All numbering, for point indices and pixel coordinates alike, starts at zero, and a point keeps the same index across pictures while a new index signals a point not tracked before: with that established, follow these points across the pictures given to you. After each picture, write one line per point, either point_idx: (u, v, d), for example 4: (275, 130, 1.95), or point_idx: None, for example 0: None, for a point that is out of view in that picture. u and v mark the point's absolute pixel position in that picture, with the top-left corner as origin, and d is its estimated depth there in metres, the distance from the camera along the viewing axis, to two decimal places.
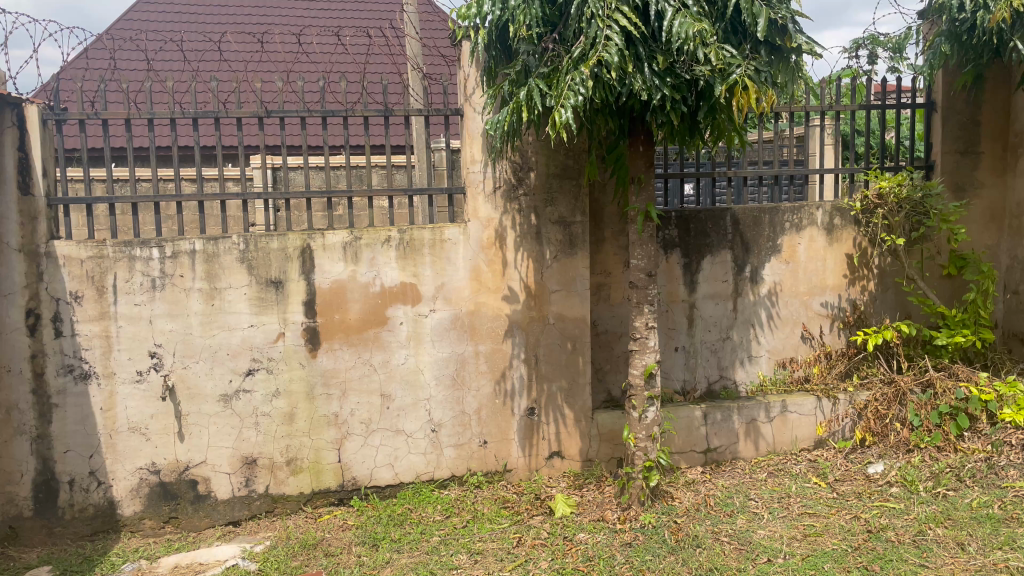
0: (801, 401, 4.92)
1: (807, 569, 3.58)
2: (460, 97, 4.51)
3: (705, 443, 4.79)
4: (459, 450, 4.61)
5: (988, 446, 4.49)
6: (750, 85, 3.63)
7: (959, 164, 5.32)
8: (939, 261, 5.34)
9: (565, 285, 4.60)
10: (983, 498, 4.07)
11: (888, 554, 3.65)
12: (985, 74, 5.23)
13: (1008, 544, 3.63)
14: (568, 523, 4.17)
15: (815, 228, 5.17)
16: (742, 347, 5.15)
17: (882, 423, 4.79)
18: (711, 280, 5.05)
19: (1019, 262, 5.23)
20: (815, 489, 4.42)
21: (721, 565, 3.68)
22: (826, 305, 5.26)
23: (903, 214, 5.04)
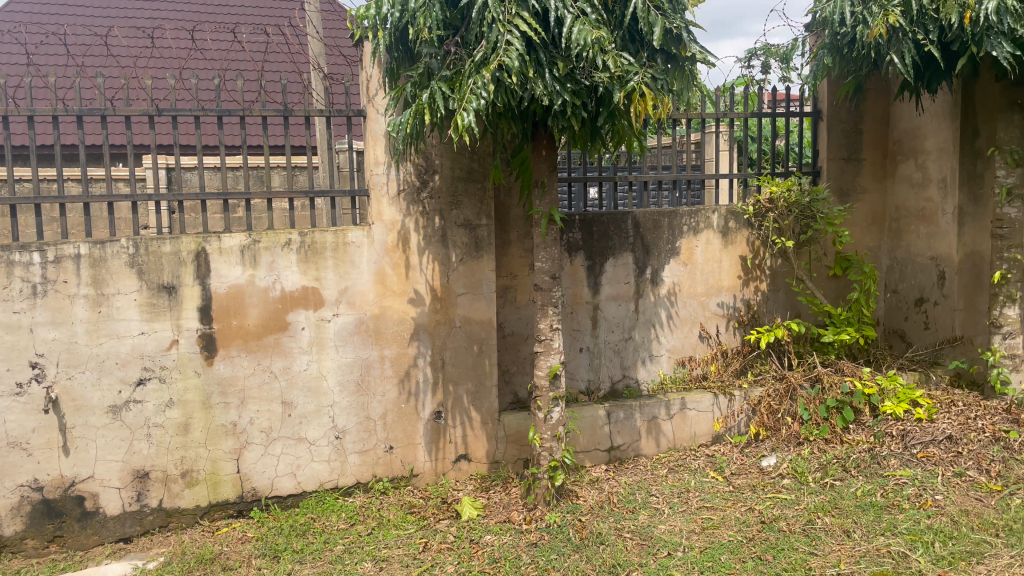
0: (699, 397, 5.07)
1: (705, 561, 3.71)
2: (363, 98, 4.46)
3: (609, 441, 4.88)
4: (364, 456, 4.54)
5: (870, 437, 4.74)
6: (647, 92, 3.73)
7: (844, 170, 5.59)
8: (826, 262, 5.62)
9: (471, 288, 4.60)
10: (867, 487, 4.31)
11: (780, 544, 3.81)
12: (866, 85, 5.58)
13: (889, 530, 3.85)
14: (475, 525, 4.17)
15: (711, 231, 5.36)
16: (643, 347, 5.27)
17: (774, 417, 5.00)
18: (613, 282, 5.16)
19: (899, 262, 5.64)
20: (712, 483, 4.57)
21: (624, 561, 3.75)
22: (722, 305, 5.46)
23: (792, 218, 5.34)
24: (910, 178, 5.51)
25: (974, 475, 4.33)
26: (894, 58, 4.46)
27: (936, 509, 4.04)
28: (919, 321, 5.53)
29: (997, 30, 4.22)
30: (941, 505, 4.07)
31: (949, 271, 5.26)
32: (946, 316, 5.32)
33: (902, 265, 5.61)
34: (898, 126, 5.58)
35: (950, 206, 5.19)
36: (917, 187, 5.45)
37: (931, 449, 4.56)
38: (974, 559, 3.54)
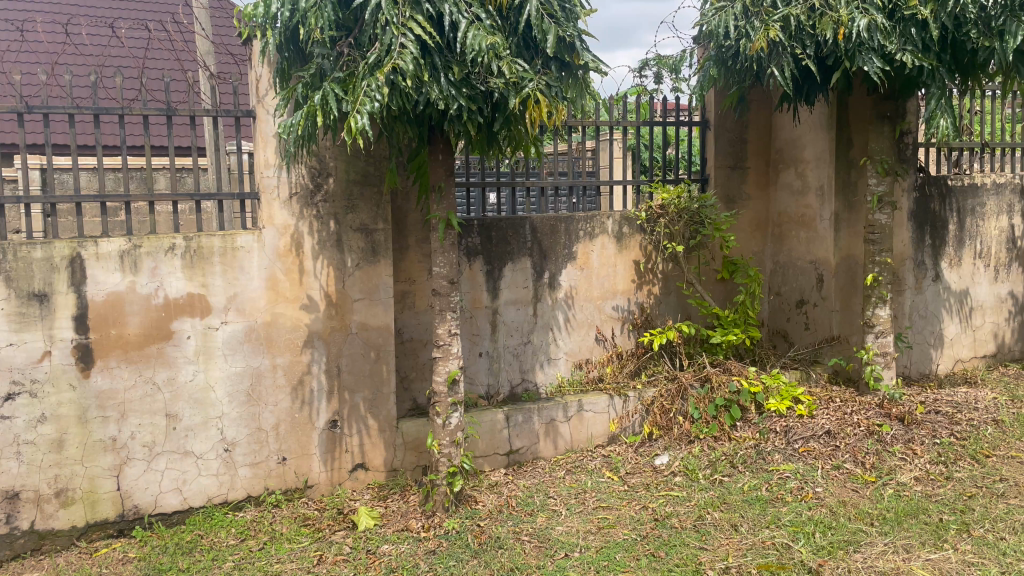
0: (595, 399, 5.16)
1: (601, 561, 3.77)
2: (252, 98, 4.33)
3: (508, 445, 4.90)
4: (256, 469, 4.39)
5: (756, 433, 4.94)
6: (541, 99, 3.74)
7: (730, 178, 5.82)
8: (714, 266, 5.85)
9: (367, 294, 4.53)
10: (753, 481, 4.48)
11: (672, 540, 3.91)
12: (750, 97, 5.83)
13: (773, 523, 4.02)
14: (371, 536, 4.10)
15: (606, 236, 5.47)
16: (541, 350, 5.32)
17: (667, 417, 5.12)
18: (512, 287, 5.18)
19: (782, 266, 5.93)
20: (608, 483, 4.66)
21: (522, 564, 3.77)
22: (618, 308, 5.59)
23: (682, 223, 5.50)
24: (792, 187, 5.79)
25: (850, 467, 4.57)
26: (774, 71, 4.68)
27: (816, 501, 4.24)
28: (800, 321, 5.84)
29: (868, 47, 4.46)
30: (821, 497, 4.28)
31: (826, 273, 5.58)
32: (824, 315, 5.64)
33: (784, 268, 5.91)
34: (780, 136, 5.86)
35: (828, 212, 5.49)
36: (797, 195, 5.74)
37: (812, 443, 4.79)
38: (851, 547, 3.74)
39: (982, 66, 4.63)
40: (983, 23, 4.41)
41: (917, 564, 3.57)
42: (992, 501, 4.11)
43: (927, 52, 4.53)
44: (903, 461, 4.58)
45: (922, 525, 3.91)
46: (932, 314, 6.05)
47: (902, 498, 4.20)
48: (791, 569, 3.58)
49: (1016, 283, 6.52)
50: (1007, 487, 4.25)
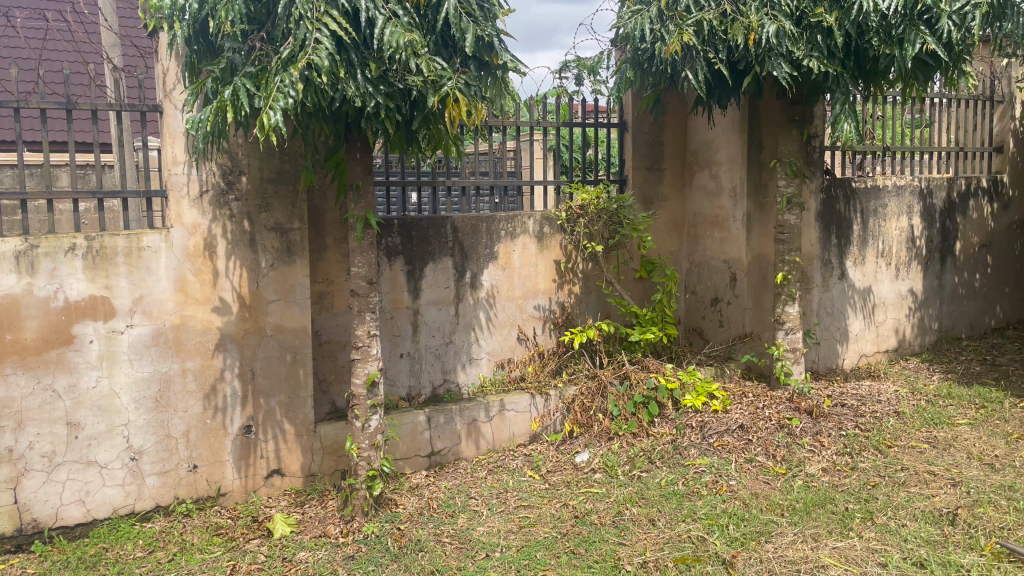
0: (517, 398, 5.17)
1: (521, 560, 3.77)
2: (158, 92, 4.16)
3: (429, 446, 4.86)
4: (165, 478, 4.23)
5: (673, 429, 5.05)
6: (460, 98, 3.75)
7: (647, 178, 5.94)
8: (633, 266, 5.94)
9: (282, 295, 4.42)
10: (670, 476, 4.57)
11: (591, 537, 3.95)
12: (666, 100, 5.96)
13: (689, 516, 4.11)
14: (287, 543, 4.00)
15: (527, 236, 5.50)
16: (463, 350, 5.30)
17: (587, 415, 5.18)
18: (433, 287, 5.14)
19: (696, 265, 6.08)
20: (529, 482, 4.67)
21: (442, 566, 3.75)
22: (539, 307, 5.62)
23: (601, 224, 5.54)
24: (706, 187, 5.94)
25: (762, 460, 4.71)
26: (688, 74, 4.79)
27: (730, 494, 4.36)
28: (714, 319, 6.00)
29: (777, 52, 4.61)
30: (734, 490, 4.40)
31: (739, 272, 5.74)
32: (737, 313, 5.80)
33: (699, 267, 6.05)
34: (694, 139, 6.01)
35: (740, 213, 5.66)
36: (711, 195, 5.89)
37: (726, 437, 4.92)
38: (763, 538, 3.85)
39: (883, 73, 4.82)
40: (884, 31, 4.59)
41: (824, 552, 3.70)
42: (894, 490, 4.30)
43: (832, 59, 4.70)
44: (812, 453, 4.75)
45: (829, 514, 4.06)
46: (838, 311, 6.30)
47: (811, 488, 4.35)
48: (706, 562, 3.67)
49: (916, 281, 6.85)
50: (907, 476, 4.45)
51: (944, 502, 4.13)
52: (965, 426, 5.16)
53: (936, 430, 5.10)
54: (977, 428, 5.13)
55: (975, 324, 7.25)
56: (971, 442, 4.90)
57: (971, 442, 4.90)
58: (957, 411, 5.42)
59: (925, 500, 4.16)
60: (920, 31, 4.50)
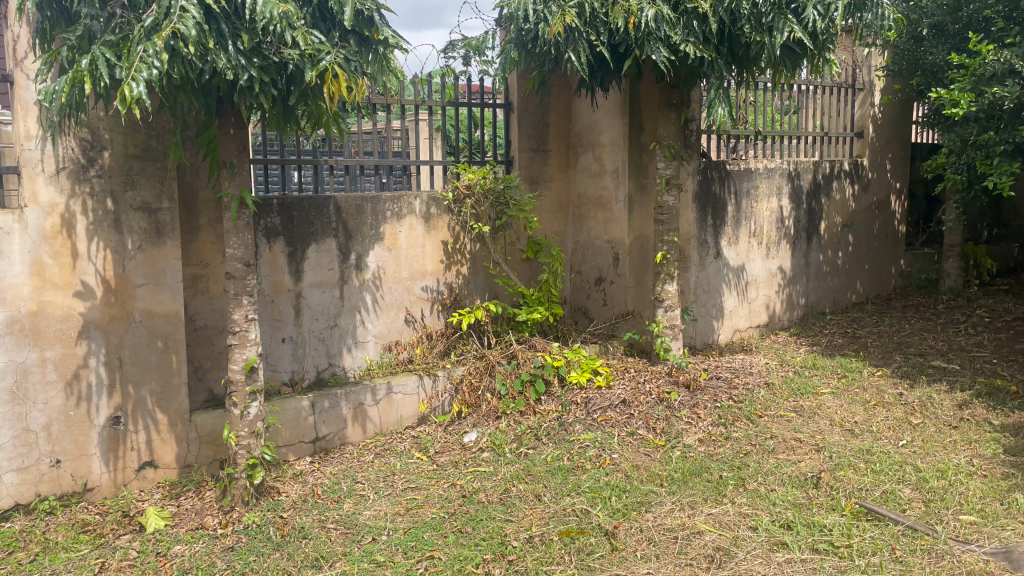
0: (404, 380, 5.12)
1: (408, 541, 3.75)
2: (8, 61, 3.84)
3: (314, 432, 4.75)
4: (24, 474, 3.96)
5: (559, 405, 5.14)
6: (340, 73, 3.63)
7: (533, 160, 5.99)
8: (520, 247, 5.99)
9: (152, 279, 4.19)
10: (555, 452, 4.66)
11: (479, 515, 3.97)
12: (551, 82, 6.01)
13: (574, 490, 4.20)
14: (161, 537, 3.84)
15: (414, 216, 5.43)
16: (348, 333, 5.19)
17: (475, 395, 5.19)
18: (316, 269, 5.01)
19: (582, 246, 6.19)
20: (417, 463, 4.65)
21: (327, 552, 3.69)
22: (426, 289, 5.57)
23: (488, 204, 5.57)
24: (590, 169, 6.04)
25: (643, 433, 4.86)
26: (571, 56, 4.82)
27: (612, 466, 4.48)
28: (598, 298, 6.13)
29: (656, 36, 4.72)
30: (617, 463, 4.52)
31: (622, 252, 5.88)
32: (620, 292, 5.95)
33: (583, 248, 6.17)
34: (578, 121, 6.10)
35: (622, 194, 5.80)
36: (595, 177, 6.00)
37: (609, 412, 5.05)
38: (643, 508, 3.99)
39: (755, 59, 5.02)
40: (755, 18, 4.79)
41: (700, 519, 3.87)
42: (764, 457, 4.54)
43: (707, 44, 4.85)
44: (689, 425, 4.95)
45: (705, 482, 4.25)
46: (714, 289, 6.58)
47: (688, 459, 4.54)
48: (589, 533, 3.76)
49: (785, 259, 7.22)
50: (776, 443, 4.70)
51: (809, 467, 4.39)
52: (827, 395, 5.50)
53: (802, 399, 5.41)
54: (838, 396, 5.48)
55: (838, 299, 7.72)
56: (833, 410, 5.23)
57: (833, 410, 5.23)
58: (821, 381, 5.77)
59: (792, 465, 4.41)
60: (788, 20, 4.72)
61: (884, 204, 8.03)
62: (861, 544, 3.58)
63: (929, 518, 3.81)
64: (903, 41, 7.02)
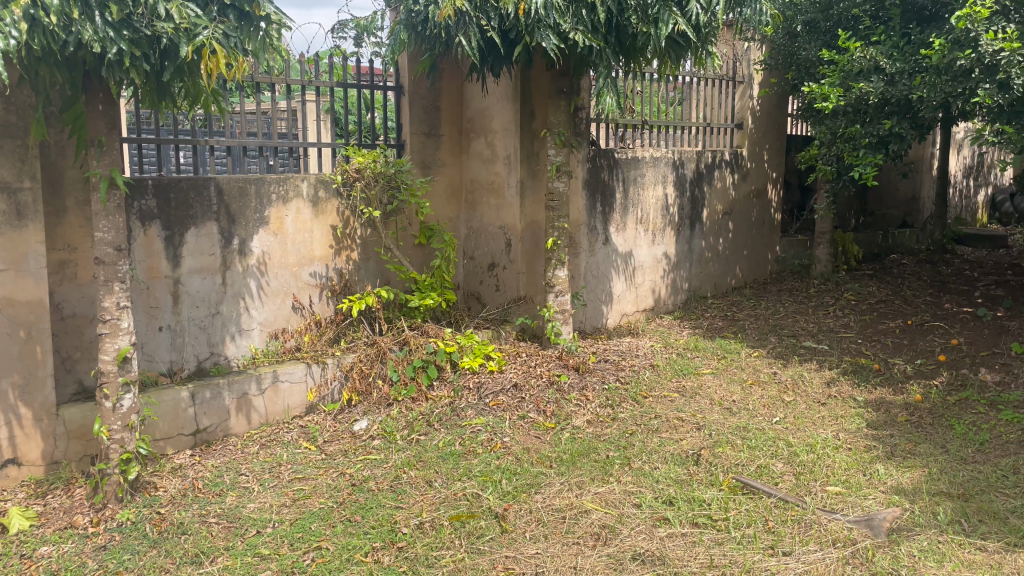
0: (291, 369, 4.98)
1: (295, 533, 3.67)
2: None
3: (194, 424, 4.55)
4: None
5: (451, 391, 5.14)
6: (217, 50, 3.46)
7: (425, 144, 5.93)
8: (412, 232, 5.93)
9: (12, 264, 3.91)
10: (447, 438, 4.65)
11: (368, 503, 3.93)
12: (442, 65, 5.95)
13: (465, 475, 4.21)
14: (26, 539, 3.63)
15: (301, 200, 5.28)
16: (232, 321, 5.00)
17: (366, 382, 5.11)
18: (196, 254, 4.79)
19: (474, 232, 6.19)
20: (305, 453, 4.55)
21: (207, 547, 3.56)
22: (315, 275, 5.43)
23: (379, 187, 5.51)
24: (482, 154, 6.03)
25: (533, 416, 4.93)
26: (462, 40, 4.79)
27: (503, 450, 4.52)
28: (491, 284, 6.16)
29: (545, 23, 4.74)
30: (508, 446, 4.56)
31: (514, 238, 5.92)
32: (512, 278, 6.00)
33: (476, 233, 6.17)
34: (470, 106, 6.07)
35: (514, 179, 5.83)
36: (487, 162, 6.00)
37: (501, 397, 5.09)
38: (532, 490, 4.05)
39: (642, 50, 5.13)
40: (642, 9, 4.87)
41: (587, 498, 3.96)
42: (648, 436, 4.70)
43: (596, 33, 4.91)
44: (578, 407, 5.06)
45: (593, 462, 4.35)
46: (603, 274, 6.74)
47: (576, 440, 4.63)
48: (479, 517, 3.79)
49: (670, 245, 7.46)
50: (660, 423, 4.87)
51: (691, 445, 4.57)
52: (708, 375, 5.74)
53: (684, 379, 5.63)
54: (718, 376, 5.72)
55: (719, 284, 8.05)
56: (713, 390, 5.46)
57: (713, 389, 5.46)
58: (702, 362, 6.01)
59: (674, 444, 4.58)
60: (673, 12, 4.84)
61: (762, 192, 8.41)
62: (736, 517, 3.76)
63: (799, 490, 4.04)
64: (779, 37, 7.34)
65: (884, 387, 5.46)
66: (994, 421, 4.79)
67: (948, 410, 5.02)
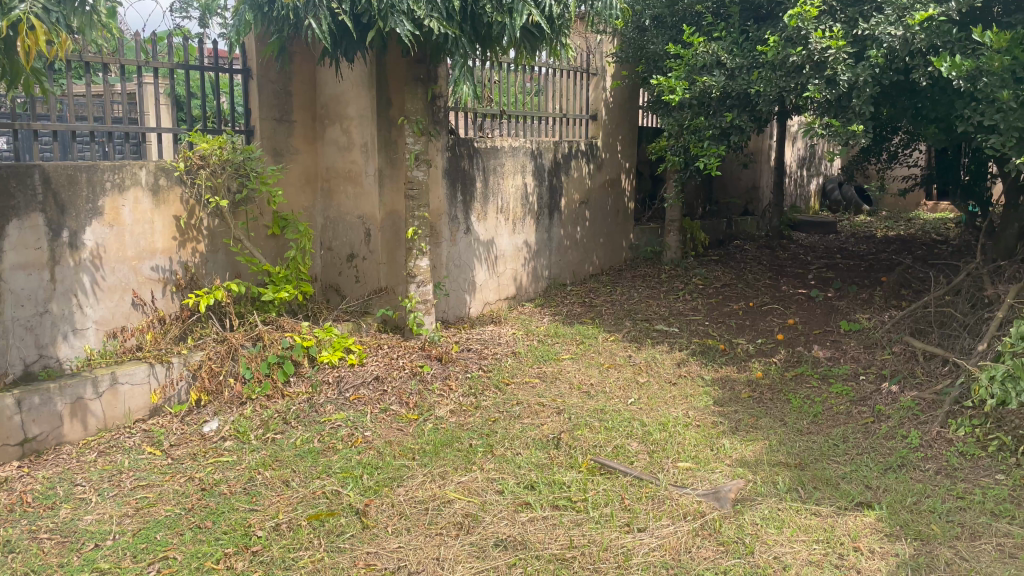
0: (131, 370, 4.62)
1: (138, 543, 3.44)
2: None
3: (21, 433, 4.17)
4: None
5: (309, 387, 4.99)
6: (35, 25, 3.16)
7: (276, 130, 5.69)
8: (264, 222, 5.70)
9: None
10: (305, 435, 4.50)
11: (219, 508, 3.74)
12: (292, 49, 5.72)
13: (324, 472, 4.09)
14: None
15: (139, 188, 4.93)
16: (63, 320, 4.62)
17: (216, 381, 4.84)
18: (19, 248, 4.38)
19: (331, 221, 6.02)
20: (149, 459, 4.27)
21: (39, 565, 3.28)
22: (157, 269, 5.10)
23: (226, 175, 5.24)
24: (337, 142, 5.86)
25: (395, 409, 4.86)
26: (312, 23, 4.61)
27: (364, 445, 4.43)
28: (350, 275, 6.02)
29: (399, 9, 4.64)
30: (369, 441, 4.48)
31: (373, 228, 5.77)
32: (372, 269, 5.87)
33: (334, 223, 6.00)
34: (324, 92, 5.88)
35: (371, 168, 5.65)
36: (343, 150, 5.83)
37: (361, 391, 5.00)
38: (394, 483, 3.99)
39: (497, 39, 5.14)
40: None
41: (450, 488, 3.95)
42: (510, 423, 4.74)
43: (450, 21, 4.88)
44: (441, 397, 5.04)
45: (455, 452, 4.35)
46: (465, 264, 6.74)
47: (440, 430, 4.61)
48: (339, 515, 3.69)
49: (530, 234, 7.55)
50: (521, 409, 4.93)
51: (551, 429, 4.66)
52: (567, 360, 5.86)
53: (544, 365, 5.73)
54: (577, 361, 5.86)
55: (577, 271, 8.24)
56: (572, 374, 5.60)
57: (572, 374, 5.59)
58: (562, 347, 6.14)
59: (535, 429, 4.64)
60: (527, 3, 4.88)
61: (616, 182, 8.67)
62: (595, 497, 3.87)
63: (652, 467, 4.20)
64: (629, 30, 7.56)
65: (729, 365, 5.79)
66: (826, 394, 5.19)
67: (785, 385, 5.38)
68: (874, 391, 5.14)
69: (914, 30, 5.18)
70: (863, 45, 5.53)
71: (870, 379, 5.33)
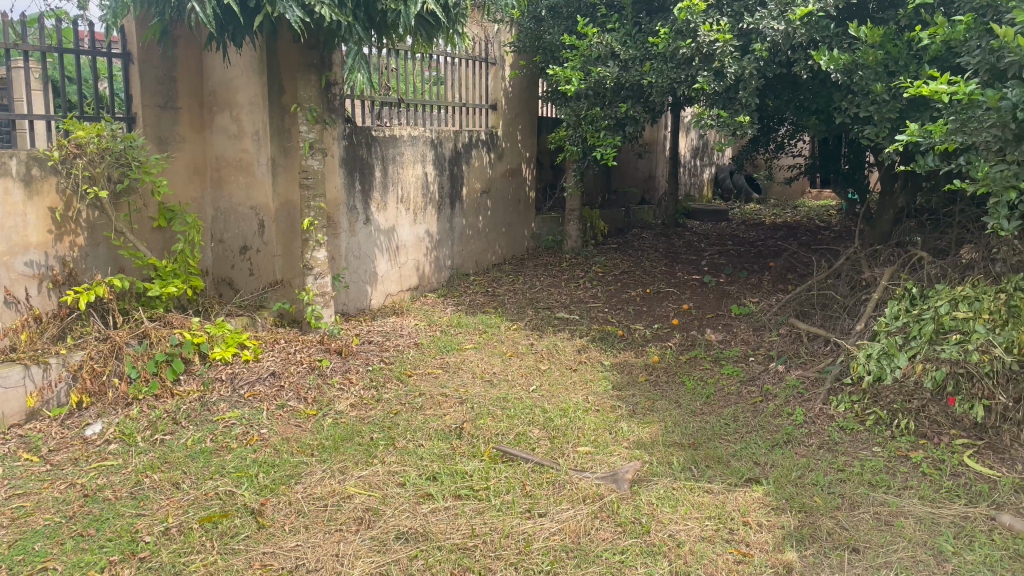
0: (4, 372, 4.36)
1: (13, 556, 3.24)
2: None
3: None
4: None
5: (201, 385, 4.80)
6: None
7: (160, 118, 5.44)
8: (149, 214, 5.44)
9: None
10: (196, 435, 4.33)
11: (104, 514, 3.56)
12: (175, 33, 5.47)
13: (217, 473, 3.95)
14: None
15: (9, 179, 4.63)
16: None
17: (98, 381, 4.59)
18: None
19: (222, 213, 5.81)
20: (25, 466, 4.02)
21: None
22: (31, 264, 4.81)
23: (105, 165, 4.95)
24: (226, 130, 5.65)
25: (293, 404, 4.75)
26: (195, 6, 4.40)
27: (260, 443, 4.30)
28: (244, 268, 5.83)
29: None
30: (265, 438, 4.35)
31: (267, 219, 5.61)
32: (267, 261, 5.71)
33: (225, 214, 5.80)
34: (211, 78, 5.66)
35: (264, 157, 5.49)
36: (233, 138, 5.62)
37: (257, 387, 4.85)
38: (292, 481, 3.90)
39: (392, 26, 5.06)
40: None
41: (350, 483, 3.89)
42: (412, 415, 4.71)
43: (343, 8, 4.76)
44: (340, 391, 4.95)
45: (356, 446, 4.28)
46: (365, 255, 6.64)
47: (339, 424, 4.53)
48: (233, 515, 3.58)
49: (431, 224, 7.50)
50: (423, 401, 4.90)
51: (453, 419, 4.65)
52: (470, 350, 5.86)
53: (447, 355, 5.71)
54: (479, 351, 5.87)
55: (480, 260, 8.25)
56: (475, 363, 5.61)
57: (474, 363, 5.60)
58: (465, 337, 6.13)
59: (437, 420, 4.62)
60: None
61: (517, 171, 8.71)
62: (496, 485, 3.89)
63: (553, 453, 4.26)
64: (525, 20, 7.60)
65: (627, 350, 5.93)
66: (717, 375, 5.39)
67: (680, 367, 5.56)
68: (762, 370, 5.38)
69: (795, 25, 5.37)
70: (747, 39, 5.73)
71: (759, 360, 5.57)
